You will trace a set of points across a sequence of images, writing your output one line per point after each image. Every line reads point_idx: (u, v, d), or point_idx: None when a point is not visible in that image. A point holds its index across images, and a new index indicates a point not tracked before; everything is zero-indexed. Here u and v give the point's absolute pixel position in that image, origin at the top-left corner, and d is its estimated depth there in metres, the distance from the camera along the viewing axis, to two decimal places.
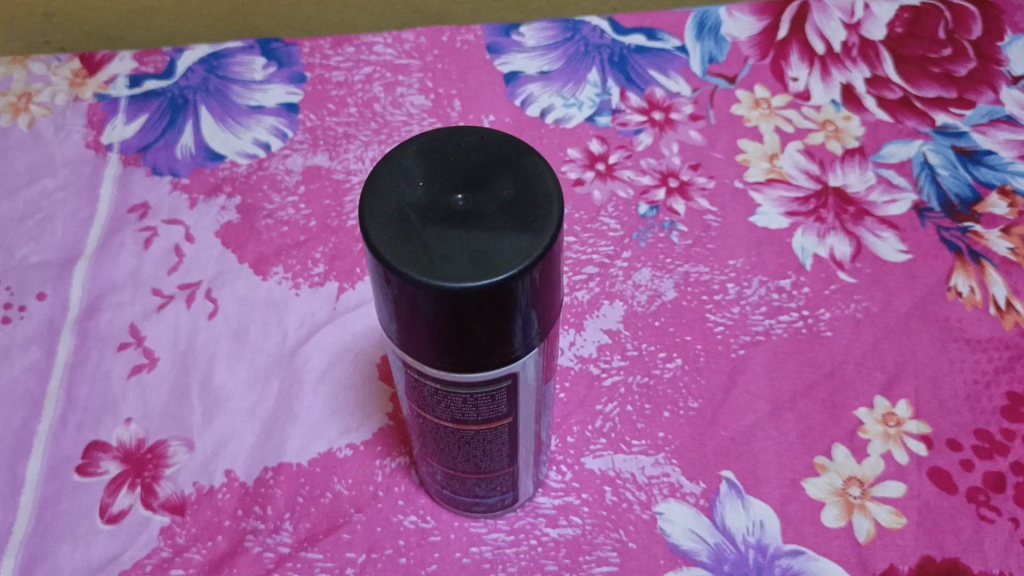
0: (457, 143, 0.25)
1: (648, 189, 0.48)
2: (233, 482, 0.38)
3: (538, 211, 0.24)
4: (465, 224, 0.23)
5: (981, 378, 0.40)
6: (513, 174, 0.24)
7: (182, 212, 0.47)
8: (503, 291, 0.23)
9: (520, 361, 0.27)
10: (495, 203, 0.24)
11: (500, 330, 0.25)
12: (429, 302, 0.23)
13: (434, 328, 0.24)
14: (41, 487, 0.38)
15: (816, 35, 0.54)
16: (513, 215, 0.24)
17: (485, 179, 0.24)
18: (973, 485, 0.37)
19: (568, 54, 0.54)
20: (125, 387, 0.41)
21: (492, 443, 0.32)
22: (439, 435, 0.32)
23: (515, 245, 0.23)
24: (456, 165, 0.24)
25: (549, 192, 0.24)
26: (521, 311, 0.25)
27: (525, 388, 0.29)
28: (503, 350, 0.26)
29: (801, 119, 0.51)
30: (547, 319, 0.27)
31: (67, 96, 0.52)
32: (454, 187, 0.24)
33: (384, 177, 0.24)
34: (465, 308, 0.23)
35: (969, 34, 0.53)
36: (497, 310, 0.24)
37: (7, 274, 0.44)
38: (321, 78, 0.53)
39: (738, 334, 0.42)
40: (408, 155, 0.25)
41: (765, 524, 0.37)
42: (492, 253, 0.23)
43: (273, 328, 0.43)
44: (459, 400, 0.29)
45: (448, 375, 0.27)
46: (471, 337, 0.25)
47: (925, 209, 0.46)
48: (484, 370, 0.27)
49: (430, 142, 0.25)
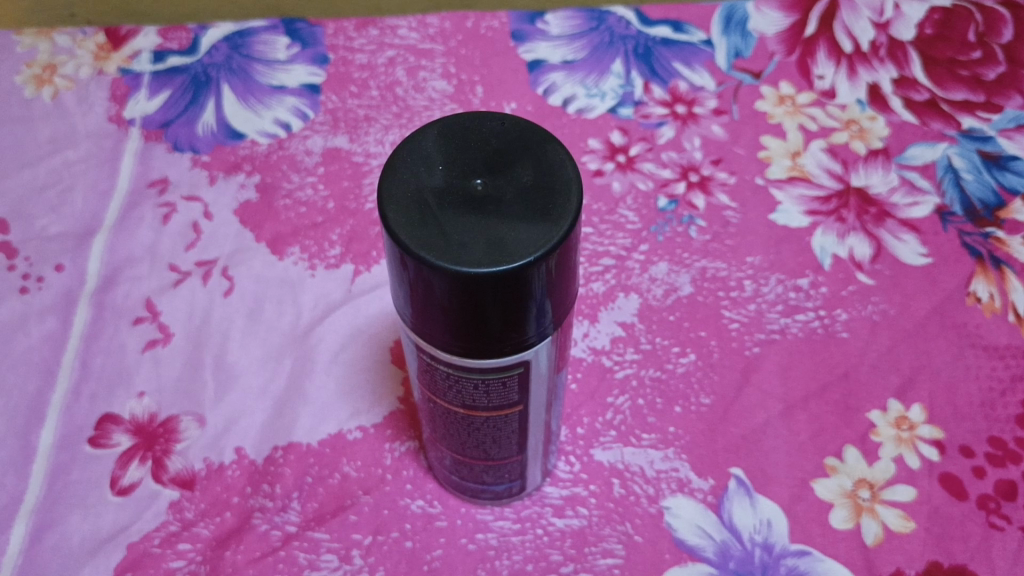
0: (478, 128, 0.25)
1: (668, 183, 0.48)
2: (243, 459, 0.38)
3: (557, 199, 0.24)
4: (483, 209, 0.23)
5: (997, 385, 0.40)
6: (532, 161, 0.24)
7: (201, 188, 0.47)
8: (519, 277, 0.23)
9: (533, 349, 0.27)
10: (514, 188, 0.24)
11: (514, 317, 0.25)
12: (445, 287, 0.23)
13: (448, 312, 0.24)
14: (53, 456, 0.38)
15: (844, 34, 0.53)
16: (531, 202, 0.23)
17: (505, 165, 0.24)
18: (984, 492, 0.37)
19: (592, 44, 0.54)
20: (139, 361, 0.41)
21: (501, 430, 0.32)
22: (448, 420, 0.32)
23: (533, 232, 0.23)
24: (476, 149, 0.24)
25: (569, 180, 0.24)
26: (536, 298, 0.25)
27: (537, 377, 0.29)
28: (516, 337, 0.26)
29: (825, 118, 0.50)
30: (561, 308, 0.27)
31: (91, 69, 0.52)
32: (473, 171, 0.24)
33: (404, 160, 0.24)
34: (480, 293, 0.23)
35: (1000, 37, 0.52)
36: (512, 297, 0.24)
37: (26, 244, 0.44)
38: (344, 59, 0.53)
39: (753, 332, 0.42)
40: (430, 138, 0.25)
41: (772, 523, 0.37)
42: (510, 239, 0.23)
43: (288, 307, 0.43)
44: (470, 386, 0.28)
45: (461, 360, 0.27)
46: (485, 324, 0.25)
47: (947, 213, 0.46)
48: (496, 356, 0.27)
49: (451, 127, 0.25)
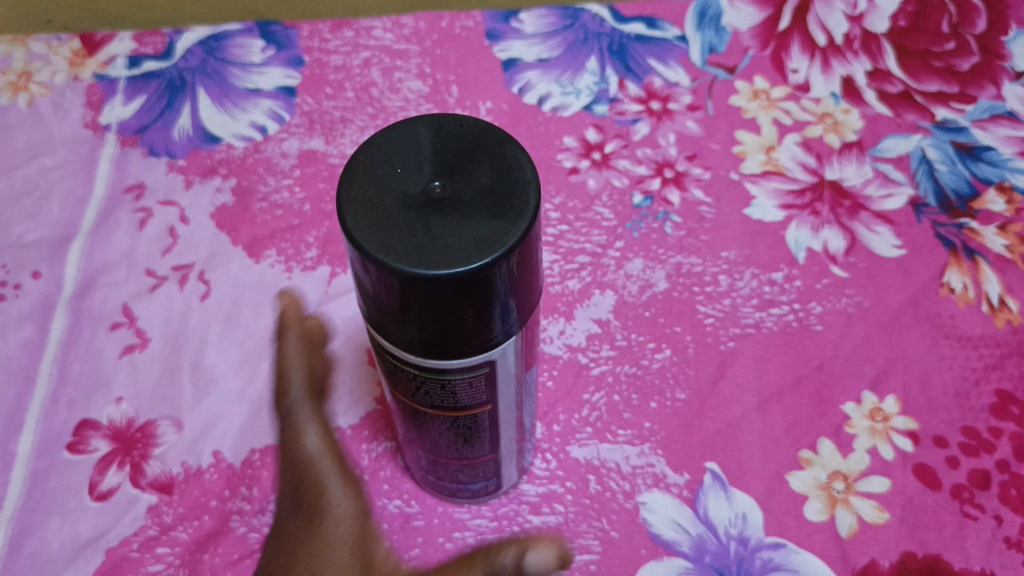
0: (437, 131, 0.25)
1: (643, 179, 0.48)
2: (221, 462, 0.38)
3: (515, 199, 0.24)
4: (442, 211, 0.23)
5: (970, 375, 0.40)
6: (490, 163, 0.24)
7: (177, 193, 0.47)
8: (480, 277, 0.23)
9: (499, 348, 0.27)
10: (473, 189, 0.24)
11: (478, 318, 0.25)
12: (407, 290, 0.23)
13: (412, 314, 0.24)
14: (32, 463, 0.38)
15: (818, 27, 0.53)
16: (490, 202, 0.24)
17: (463, 167, 0.24)
18: (958, 482, 0.37)
19: (567, 42, 0.54)
20: (117, 366, 0.41)
21: (473, 430, 0.32)
22: (420, 421, 0.32)
23: (492, 232, 0.23)
24: (435, 152, 0.24)
25: (527, 180, 0.24)
26: (499, 297, 0.25)
27: (504, 375, 0.29)
28: (481, 337, 0.26)
29: (800, 111, 0.50)
30: (526, 305, 0.27)
31: (67, 75, 0.52)
32: (432, 174, 0.24)
33: (364, 166, 0.24)
34: (442, 294, 0.23)
35: (973, 27, 0.53)
36: (475, 297, 0.24)
37: (3, 251, 0.45)
38: (319, 61, 0.53)
39: (728, 326, 0.42)
40: (391, 142, 0.25)
41: (747, 516, 0.37)
42: (471, 239, 0.23)
43: (265, 310, 0.43)
44: (436, 386, 0.29)
45: (427, 361, 0.27)
46: (450, 326, 0.25)
47: (921, 204, 0.46)
48: (462, 356, 0.27)
49: (412, 130, 0.25)
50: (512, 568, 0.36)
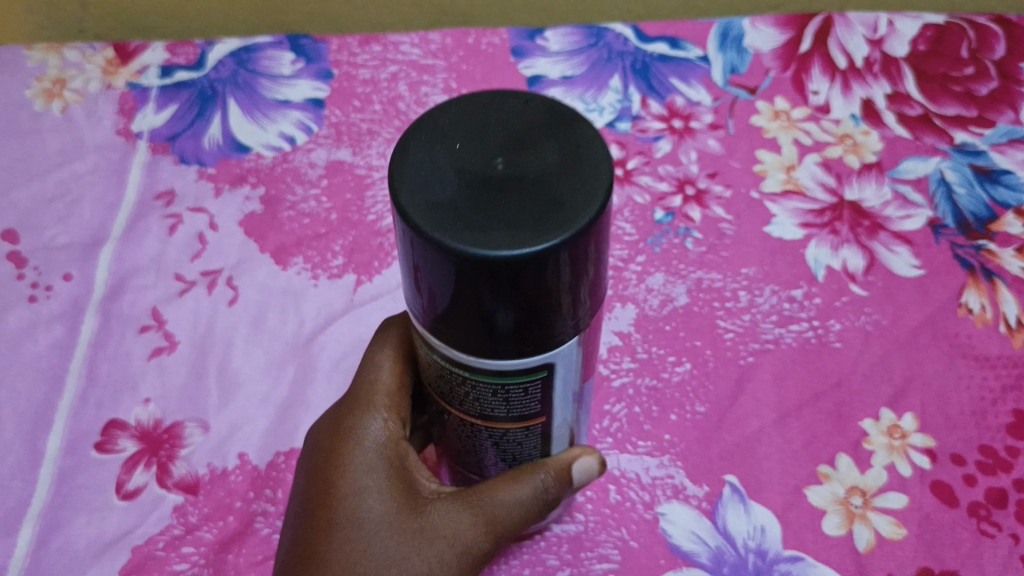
0: (499, 110, 0.24)
1: (664, 196, 0.49)
2: (246, 464, 0.39)
3: (585, 177, 0.22)
4: (503, 188, 0.22)
5: (988, 395, 0.40)
6: (558, 141, 0.23)
7: (206, 200, 0.48)
8: (543, 261, 0.22)
9: (560, 349, 0.25)
10: (538, 167, 0.23)
11: (539, 312, 0.23)
12: (463, 273, 0.22)
13: (468, 302, 0.23)
14: (60, 460, 0.39)
15: (839, 50, 0.55)
16: (557, 181, 0.22)
17: (527, 144, 0.23)
18: (975, 500, 0.37)
19: (591, 60, 0.55)
20: (145, 368, 0.42)
21: (522, 446, 0.30)
22: (464, 434, 0.30)
23: (560, 214, 0.22)
24: (497, 129, 0.23)
25: (599, 158, 0.23)
26: (564, 287, 0.23)
27: (561, 385, 0.28)
28: (542, 335, 0.24)
29: (820, 132, 0.51)
30: (592, 301, 0.25)
31: (100, 83, 0.53)
32: (494, 151, 0.23)
33: (421, 140, 0.23)
34: (502, 278, 0.22)
35: (992, 53, 0.54)
36: (537, 283, 0.22)
37: (34, 253, 0.45)
38: (347, 75, 0.54)
39: (747, 342, 0.43)
40: (449, 118, 0.24)
41: (766, 529, 0.37)
42: (536, 219, 0.22)
43: (291, 316, 0.43)
44: (488, 393, 0.27)
45: (483, 362, 0.25)
46: (509, 316, 0.23)
47: (940, 226, 0.46)
48: (519, 356, 0.25)
49: (472, 108, 0.24)
50: (563, 476, 0.32)
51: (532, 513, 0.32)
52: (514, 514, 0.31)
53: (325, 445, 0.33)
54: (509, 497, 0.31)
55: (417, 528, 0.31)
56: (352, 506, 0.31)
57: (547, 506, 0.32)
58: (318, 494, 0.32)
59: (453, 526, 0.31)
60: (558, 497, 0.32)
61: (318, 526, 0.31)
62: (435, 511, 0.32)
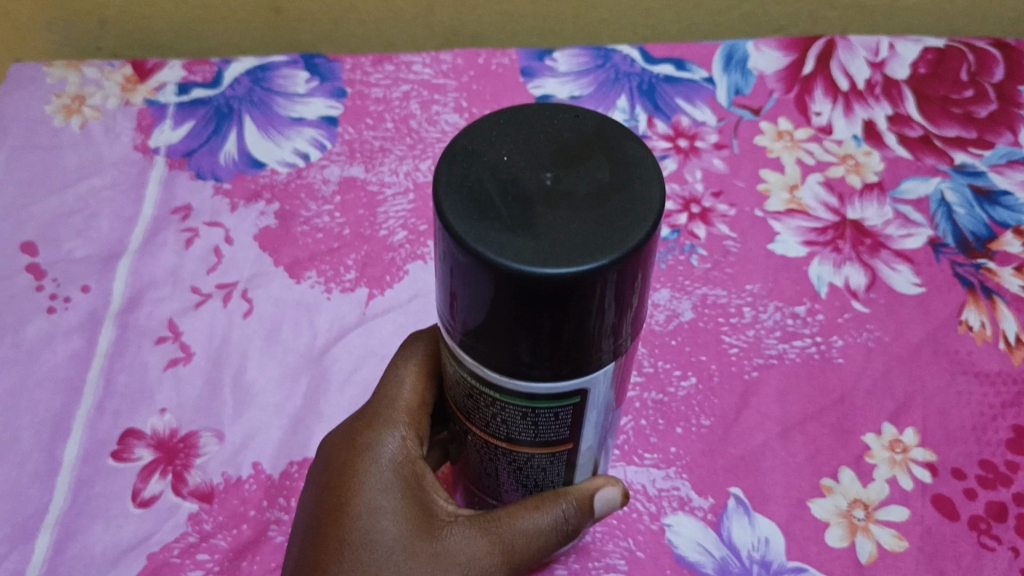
0: (548, 125, 0.25)
1: (670, 214, 0.50)
2: (260, 473, 0.40)
3: (634, 198, 0.23)
4: (552, 203, 0.23)
5: (987, 411, 0.41)
6: (608, 160, 0.24)
7: (222, 215, 0.49)
8: (589, 282, 0.22)
9: (595, 375, 0.26)
10: (587, 185, 0.23)
11: (580, 334, 0.24)
12: (507, 288, 0.23)
13: (509, 319, 0.23)
14: (77, 468, 0.40)
15: (841, 72, 0.56)
16: (604, 201, 0.23)
17: (577, 161, 0.24)
18: (975, 513, 0.38)
19: (599, 80, 0.56)
20: (161, 379, 0.42)
21: (545, 471, 0.31)
22: (489, 456, 0.31)
23: (607, 236, 0.22)
24: (548, 144, 0.24)
25: (649, 179, 0.24)
26: (606, 311, 0.24)
27: (591, 415, 0.28)
28: (580, 358, 0.25)
29: (822, 153, 0.52)
30: (633, 326, 0.26)
31: (119, 100, 0.55)
32: (543, 166, 0.24)
33: (472, 149, 0.24)
34: (545, 296, 0.22)
35: (991, 76, 0.55)
36: (580, 304, 0.23)
37: (53, 265, 0.46)
38: (360, 93, 0.55)
39: (752, 357, 0.44)
40: (499, 130, 0.25)
41: (770, 541, 0.38)
42: (583, 238, 0.22)
43: (304, 329, 0.44)
44: (517, 415, 0.27)
45: (516, 383, 0.26)
46: (547, 337, 0.24)
47: (940, 244, 0.47)
48: (555, 379, 0.25)
49: (522, 121, 0.25)
50: (587, 508, 0.32)
51: (549, 542, 0.32)
52: (532, 542, 0.32)
53: (338, 462, 0.33)
54: (529, 524, 0.32)
55: (433, 551, 0.31)
56: (367, 525, 0.31)
57: (565, 536, 0.32)
58: (329, 512, 0.32)
59: (470, 552, 0.31)
60: (577, 527, 0.33)
61: (330, 543, 0.31)
62: (452, 535, 0.32)
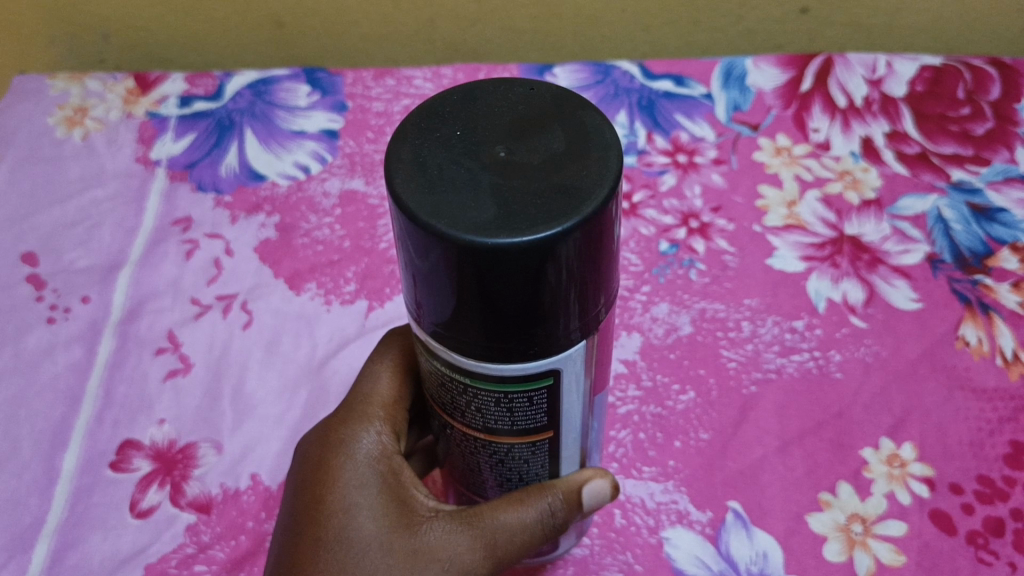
0: (504, 98, 0.24)
1: (669, 228, 0.50)
2: (258, 485, 0.39)
3: (591, 164, 0.23)
4: (506, 174, 0.22)
5: (985, 426, 0.41)
6: (564, 129, 0.23)
7: (223, 227, 0.49)
8: (546, 251, 0.22)
9: (566, 353, 0.25)
10: (542, 155, 0.23)
11: (543, 309, 0.23)
12: (462, 263, 0.22)
13: (468, 296, 0.23)
14: (76, 479, 0.39)
15: (839, 89, 0.56)
16: (560, 168, 0.22)
17: (532, 132, 0.23)
18: (973, 528, 0.38)
19: (598, 96, 0.57)
20: (160, 390, 0.42)
21: (528, 464, 0.31)
22: (470, 450, 0.30)
23: (563, 202, 0.22)
24: (502, 117, 0.24)
25: (607, 145, 0.23)
26: (568, 281, 0.23)
27: (569, 399, 0.28)
28: (546, 336, 0.24)
29: (820, 169, 0.53)
30: (600, 300, 0.25)
31: (121, 112, 0.55)
32: (497, 139, 0.23)
33: (425, 126, 0.24)
34: (501, 267, 0.22)
35: (987, 94, 0.55)
36: (538, 274, 0.22)
37: (53, 276, 0.47)
38: (361, 107, 0.55)
39: (751, 371, 0.44)
40: (452, 105, 0.24)
41: (768, 555, 0.38)
42: (538, 206, 0.22)
43: (304, 341, 0.44)
44: (491, 402, 0.27)
45: (486, 368, 0.25)
46: (510, 314, 0.23)
47: (937, 260, 0.47)
48: (523, 359, 0.25)
49: (476, 95, 0.25)
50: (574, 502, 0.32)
51: (534, 537, 0.32)
52: (515, 536, 0.31)
53: (314, 459, 0.33)
54: (512, 518, 0.31)
55: (412, 546, 0.31)
56: (344, 521, 0.31)
57: (551, 530, 0.32)
58: (307, 512, 0.32)
59: (450, 546, 0.31)
60: (564, 521, 0.32)
61: (308, 543, 0.31)
62: (432, 529, 0.32)
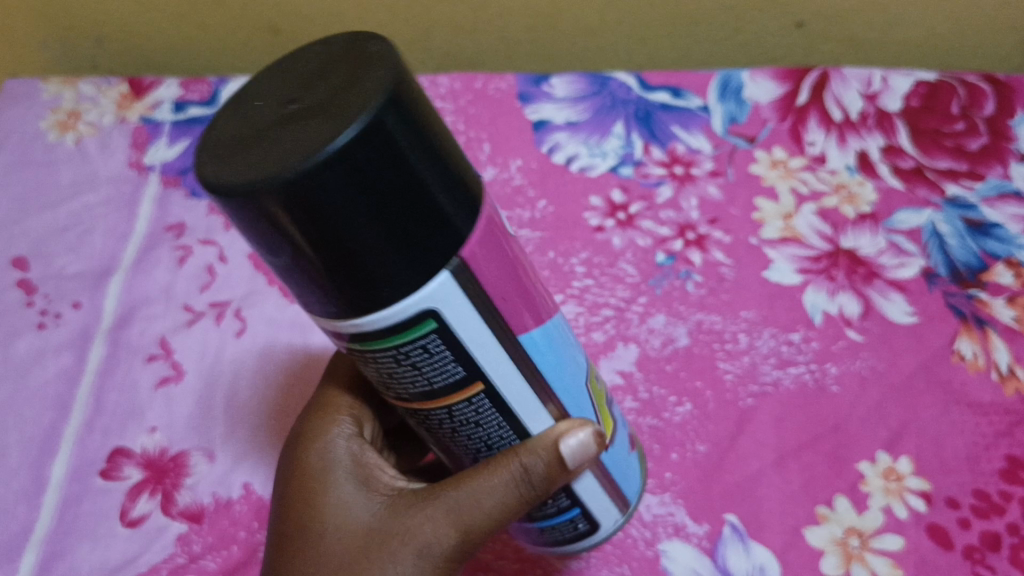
0: (298, 59, 0.24)
1: (666, 240, 0.50)
2: (251, 495, 0.39)
3: (368, 76, 0.22)
4: (296, 116, 0.22)
5: (981, 440, 0.41)
6: (342, 59, 0.23)
7: (216, 233, 0.49)
8: (344, 166, 0.21)
9: (442, 285, 0.24)
10: (325, 90, 0.22)
11: (387, 237, 0.22)
12: (285, 208, 0.21)
13: (308, 244, 0.22)
14: (64, 487, 0.39)
15: (834, 103, 0.57)
16: (341, 91, 0.22)
17: (311, 78, 0.23)
18: (970, 543, 0.38)
19: (595, 107, 0.58)
20: (151, 398, 0.42)
21: (484, 428, 0.29)
22: (425, 423, 0.30)
23: (346, 115, 0.21)
24: (291, 77, 0.23)
25: (381, 57, 0.22)
26: (393, 198, 0.22)
27: (489, 347, 0.26)
28: (410, 267, 0.23)
29: (816, 182, 0.53)
30: (457, 221, 0.24)
31: (114, 117, 0.55)
32: (287, 96, 0.23)
33: (227, 111, 0.23)
34: (310, 198, 0.21)
35: (981, 110, 0.55)
36: (354, 192, 0.21)
37: (44, 281, 0.46)
38: None
39: (747, 384, 0.43)
40: (253, 85, 0.24)
41: (765, 569, 0.37)
42: (325, 128, 0.21)
43: (298, 350, 0.44)
44: (393, 363, 0.26)
45: (366, 322, 0.24)
46: (355, 245, 0.22)
47: (933, 275, 0.47)
48: (393, 303, 0.23)
49: (275, 68, 0.24)
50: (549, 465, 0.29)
51: (509, 503, 0.30)
52: (481, 504, 0.30)
53: (284, 464, 0.34)
54: (473, 488, 0.30)
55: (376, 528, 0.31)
56: (309, 515, 0.32)
57: (530, 494, 0.30)
58: (280, 514, 0.33)
59: (412, 523, 0.30)
60: (547, 481, 0.30)
61: (279, 541, 0.32)
62: (399, 511, 0.31)
